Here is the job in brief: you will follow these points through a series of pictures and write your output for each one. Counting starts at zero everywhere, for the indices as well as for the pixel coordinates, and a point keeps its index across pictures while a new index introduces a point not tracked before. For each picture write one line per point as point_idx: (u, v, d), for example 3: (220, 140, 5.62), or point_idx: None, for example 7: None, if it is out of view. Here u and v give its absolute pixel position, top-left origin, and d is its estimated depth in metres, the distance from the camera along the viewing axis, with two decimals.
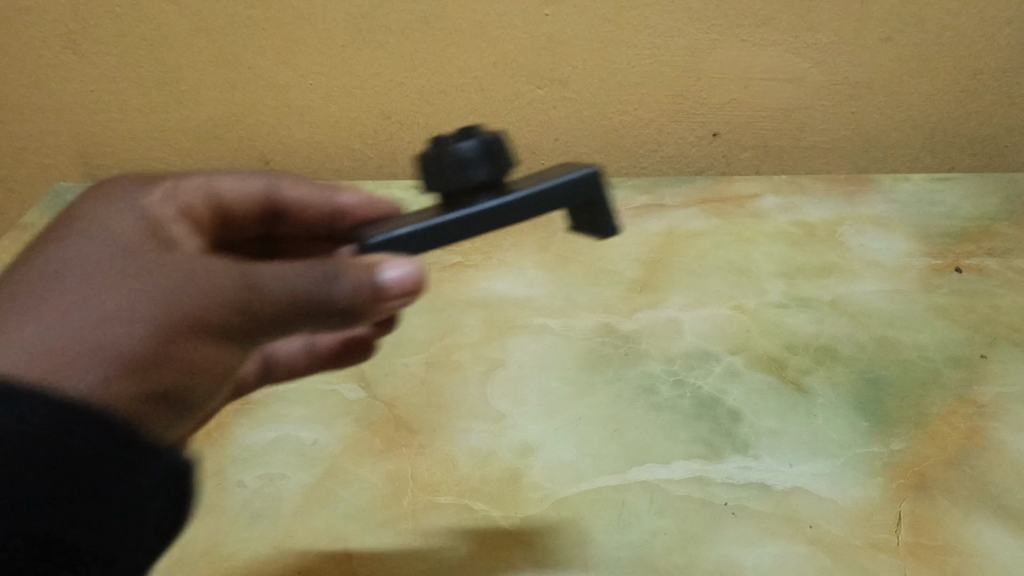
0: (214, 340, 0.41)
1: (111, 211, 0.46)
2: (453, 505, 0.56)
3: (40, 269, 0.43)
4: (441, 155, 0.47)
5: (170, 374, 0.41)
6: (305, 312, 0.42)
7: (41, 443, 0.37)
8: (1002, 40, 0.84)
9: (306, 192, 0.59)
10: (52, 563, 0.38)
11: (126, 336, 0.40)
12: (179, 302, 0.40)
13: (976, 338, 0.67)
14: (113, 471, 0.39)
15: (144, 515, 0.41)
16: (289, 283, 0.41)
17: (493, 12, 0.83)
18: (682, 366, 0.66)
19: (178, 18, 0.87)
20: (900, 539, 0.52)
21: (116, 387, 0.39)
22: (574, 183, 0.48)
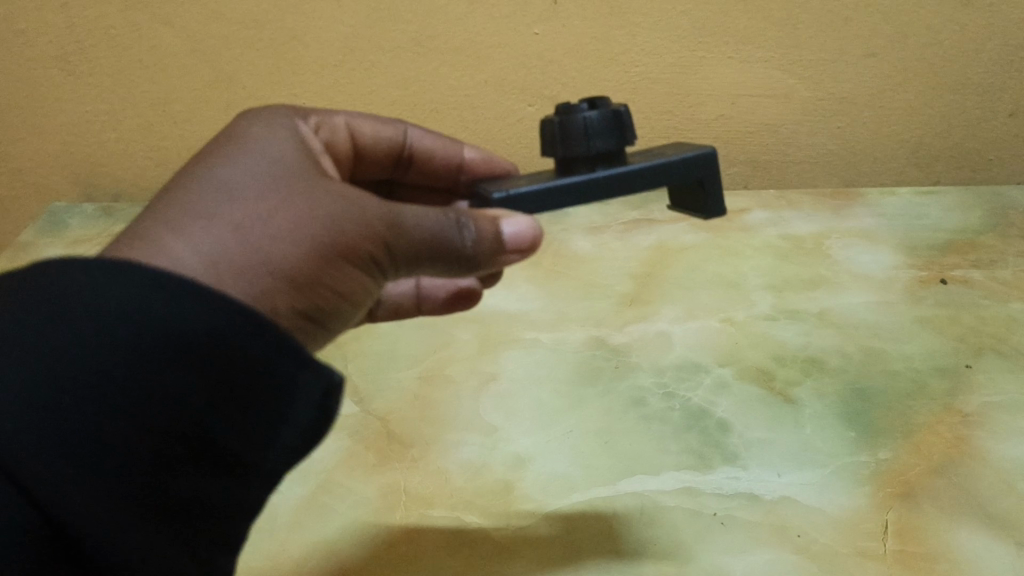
0: (361, 267, 0.40)
1: (268, 132, 0.44)
2: (448, 518, 0.56)
3: (196, 174, 0.40)
4: (567, 122, 0.47)
5: (321, 296, 0.39)
6: (434, 253, 0.42)
7: (212, 347, 0.33)
8: (985, 56, 0.85)
9: (436, 144, 0.62)
10: (169, 489, 0.32)
11: (294, 246, 0.38)
12: (344, 221, 0.39)
13: (962, 349, 0.68)
14: (260, 385, 0.34)
15: (279, 449, 0.35)
16: (426, 223, 0.42)
17: (484, 31, 0.85)
18: (672, 379, 0.67)
19: (173, 38, 0.88)
20: (887, 547, 0.52)
21: (277, 298, 0.37)
22: (685, 161, 0.49)
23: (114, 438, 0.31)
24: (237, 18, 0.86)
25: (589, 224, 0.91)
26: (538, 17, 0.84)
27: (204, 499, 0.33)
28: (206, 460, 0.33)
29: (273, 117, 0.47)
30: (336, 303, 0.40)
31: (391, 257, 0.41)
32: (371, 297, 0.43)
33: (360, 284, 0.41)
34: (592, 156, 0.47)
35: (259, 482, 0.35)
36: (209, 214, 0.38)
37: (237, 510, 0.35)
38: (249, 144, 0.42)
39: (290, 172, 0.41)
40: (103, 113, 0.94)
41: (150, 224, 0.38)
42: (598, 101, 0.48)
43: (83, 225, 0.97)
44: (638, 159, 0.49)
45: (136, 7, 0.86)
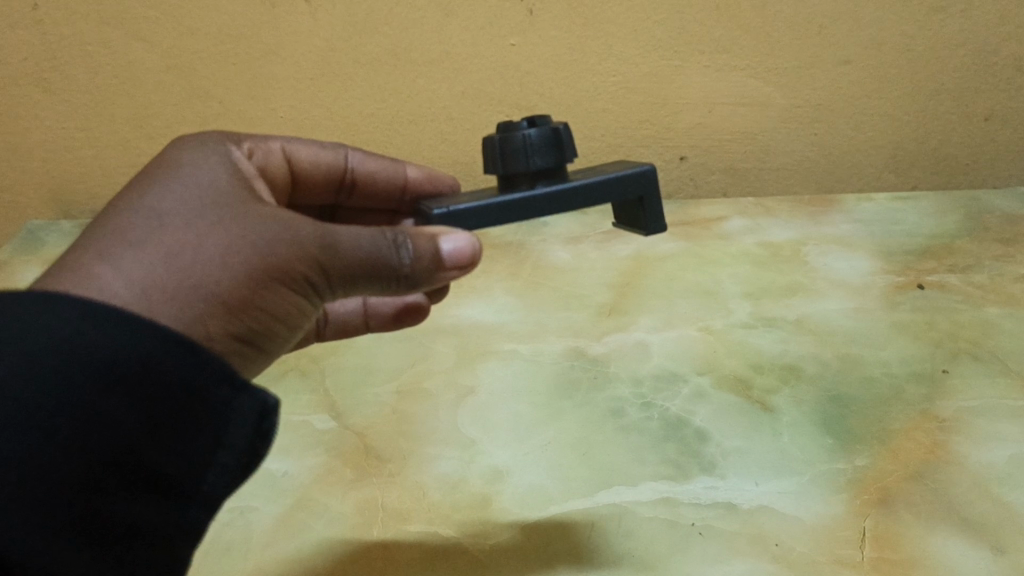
0: (295, 289, 0.42)
1: (199, 157, 0.45)
2: (426, 533, 0.56)
3: (125, 200, 0.41)
4: (507, 139, 0.49)
5: (255, 320, 0.41)
6: (370, 274, 0.44)
7: (143, 374, 0.35)
8: (958, 61, 0.86)
9: (379, 166, 0.63)
10: (107, 515, 0.33)
11: (226, 271, 0.39)
12: (277, 245, 0.41)
13: (938, 354, 0.68)
14: (193, 408, 0.36)
15: (214, 471, 0.37)
16: (363, 242, 0.43)
17: (460, 43, 0.85)
18: (649, 389, 0.67)
19: (148, 54, 0.88)
20: (865, 555, 0.52)
21: (209, 322, 0.39)
22: (625, 179, 0.50)
23: (50, 467, 0.32)
24: (213, 32, 0.86)
25: (568, 234, 0.91)
26: (514, 28, 0.84)
27: (143, 525, 0.34)
28: (141, 486, 0.35)
29: (204, 139, 0.48)
30: (271, 326, 0.42)
31: (327, 278, 0.43)
32: (308, 318, 0.45)
33: (295, 305, 0.43)
34: (531, 172, 0.49)
35: (196, 506, 0.36)
36: (139, 241, 0.39)
37: (176, 536, 0.36)
38: (181, 171, 0.43)
39: (221, 197, 0.42)
40: (78, 130, 0.93)
41: (80, 253, 0.39)
42: (537, 120, 0.50)
43: (59, 242, 0.96)
44: (577, 177, 0.51)
45: (110, 23, 0.86)
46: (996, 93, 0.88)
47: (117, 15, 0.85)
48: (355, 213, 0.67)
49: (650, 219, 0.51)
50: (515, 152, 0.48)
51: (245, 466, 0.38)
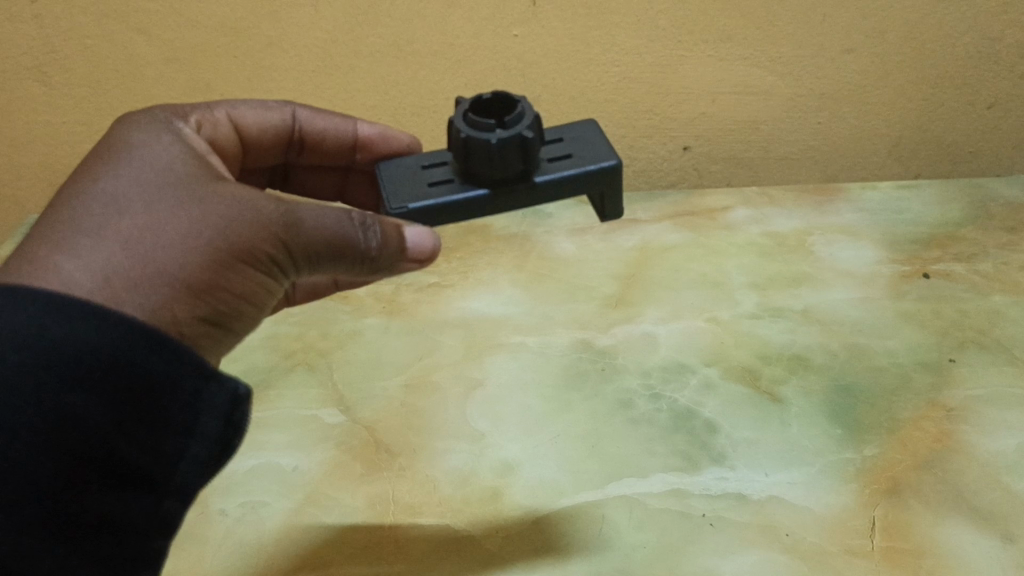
0: (261, 269, 0.43)
1: (155, 140, 0.46)
2: (438, 526, 0.57)
3: (85, 187, 0.43)
4: (472, 140, 0.46)
5: (222, 301, 0.42)
6: (334, 251, 0.45)
7: (109, 371, 0.37)
8: (962, 49, 0.83)
9: (328, 123, 0.62)
10: (78, 505, 0.37)
11: (189, 255, 0.41)
12: (240, 226, 0.42)
13: (945, 343, 0.68)
14: (161, 401, 0.38)
15: (187, 461, 0.40)
16: (328, 223, 0.44)
17: (463, 34, 0.81)
18: (658, 380, 0.67)
19: (130, 56, 0.84)
20: (875, 544, 0.53)
21: (175, 307, 0.40)
22: (586, 175, 0.49)
23: (22, 465, 0.36)
24: (199, 35, 0.82)
25: (573, 225, 0.88)
26: (516, 19, 0.79)
27: (115, 515, 0.38)
28: (111, 477, 0.38)
29: (154, 121, 0.49)
30: (238, 305, 0.43)
31: (291, 256, 0.44)
32: (274, 295, 0.46)
33: (261, 285, 0.44)
34: (496, 173, 0.47)
35: (168, 495, 0.40)
36: (100, 230, 0.41)
37: (152, 522, 0.39)
38: (139, 156, 0.45)
39: (180, 180, 0.44)
40: (79, 124, 0.90)
41: (44, 242, 0.41)
42: (505, 119, 0.46)
43: None
44: (542, 165, 0.50)
45: (111, 16, 0.80)
46: (1002, 82, 0.86)
47: (113, 7, 0.80)
48: (311, 168, 0.66)
49: (606, 208, 0.51)
50: (479, 156, 0.46)
51: (218, 457, 0.41)
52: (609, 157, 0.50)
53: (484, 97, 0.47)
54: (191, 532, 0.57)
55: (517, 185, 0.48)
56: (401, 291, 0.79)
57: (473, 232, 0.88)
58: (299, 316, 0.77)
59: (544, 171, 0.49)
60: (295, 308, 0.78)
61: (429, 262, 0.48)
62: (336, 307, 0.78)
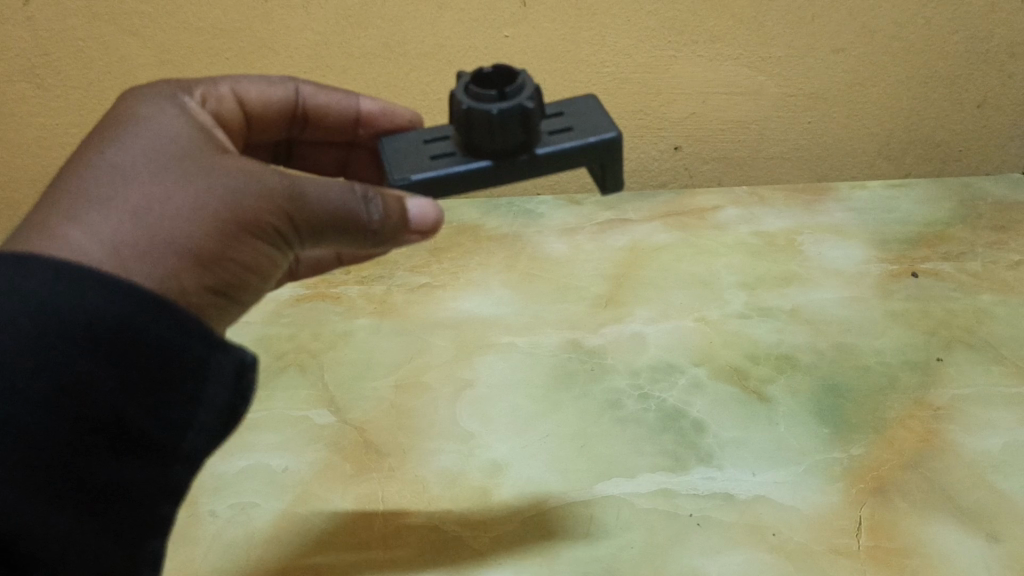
0: (264, 239, 0.44)
1: (162, 112, 0.46)
2: (428, 524, 0.57)
3: (92, 155, 0.43)
4: (472, 110, 0.46)
5: (226, 270, 0.43)
6: (337, 224, 0.45)
7: (121, 339, 0.37)
8: (952, 49, 0.83)
9: (332, 98, 0.61)
10: (92, 475, 0.37)
11: (195, 226, 0.41)
12: (244, 198, 0.42)
13: (933, 342, 0.68)
14: (169, 367, 0.39)
15: (195, 429, 0.40)
16: (330, 196, 0.44)
17: (454, 36, 0.81)
18: (647, 380, 0.67)
19: (121, 58, 0.83)
20: (860, 543, 0.54)
21: (179, 276, 0.41)
22: (586, 148, 0.48)
23: (38, 433, 0.35)
24: (190, 38, 0.81)
25: (564, 225, 0.88)
26: (506, 20, 0.80)
27: (126, 482, 0.38)
28: (121, 445, 0.38)
29: (158, 91, 0.48)
30: (241, 274, 0.44)
31: (295, 228, 0.44)
32: (278, 264, 0.47)
33: (265, 253, 0.44)
34: (496, 144, 0.47)
35: (177, 462, 0.40)
36: (107, 199, 0.41)
37: (159, 490, 0.39)
38: (145, 125, 0.44)
39: (186, 151, 0.43)
40: (71, 128, 0.90)
41: (51, 211, 0.41)
42: (506, 90, 0.46)
43: None
44: (542, 138, 0.49)
45: (102, 18, 0.80)
46: (991, 81, 0.86)
47: (106, 10, 0.79)
48: (313, 142, 0.65)
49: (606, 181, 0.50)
50: (479, 126, 0.46)
51: (223, 422, 0.42)
52: (608, 130, 0.49)
53: (485, 69, 0.46)
54: (181, 535, 0.58)
55: (519, 157, 0.47)
56: (393, 291, 0.79)
57: (464, 232, 0.88)
58: (290, 317, 0.77)
59: (544, 142, 0.48)
60: (287, 309, 0.78)
61: (431, 234, 0.47)
62: (328, 307, 0.78)
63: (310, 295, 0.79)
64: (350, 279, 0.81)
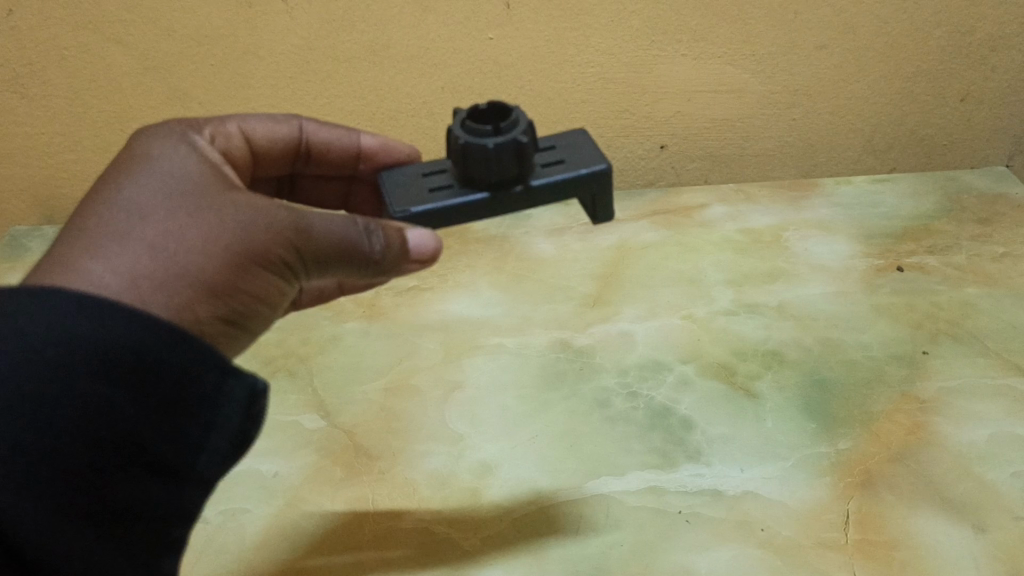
0: (273, 271, 0.44)
1: (171, 149, 0.46)
2: (418, 527, 0.58)
3: (108, 193, 0.43)
4: (469, 145, 0.46)
5: (238, 301, 0.43)
6: (341, 256, 0.45)
7: (134, 363, 0.37)
8: (934, 43, 0.84)
9: (333, 135, 0.60)
10: (107, 493, 0.37)
11: (208, 259, 0.41)
12: (254, 231, 0.43)
13: (918, 335, 0.69)
14: (186, 394, 0.38)
15: (207, 452, 0.40)
16: (334, 229, 0.45)
17: (438, 37, 0.81)
18: (634, 378, 0.67)
19: (106, 67, 0.83)
20: (848, 536, 0.54)
21: (194, 307, 0.41)
22: (578, 179, 0.49)
23: (56, 453, 0.35)
24: (175, 44, 0.81)
25: (551, 225, 0.87)
26: (490, 22, 0.80)
27: (137, 501, 0.38)
28: (137, 466, 0.37)
29: (170, 129, 0.49)
30: (252, 305, 0.44)
31: (302, 258, 0.45)
32: (287, 296, 0.47)
33: (274, 285, 0.45)
34: (492, 178, 0.47)
35: (190, 484, 0.40)
36: (124, 234, 0.41)
37: (171, 511, 0.39)
38: (155, 163, 0.45)
39: (196, 185, 0.44)
40: (57, 137, 0.89)
41: (68, 248, 0.41)
42: (501, 125, 0.47)
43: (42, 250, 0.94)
44: (536, 171, 0.49)
45: (86, 27, 0.80)
46: (973, 74, 0.87)
47: (90, 20, 0.79)
48: (315, 177, 0.64)
49: (598, 210, 0.51)
50: (476, 159, 0.46)
51: (237, 447, 0.41)
52: (599, 162, 0.50)
53: (479, 105, 0.47)
54: None
55: (514, 187, 0.48)
56: (381, 295, 0.79)
57: (451, 233, 0.87)
58: (279, 323, 0.77)
59: (537, 174, 0.49)
60: None
61: (429, 262, 0.48)
62: (316, 312, 0.78)
63: None
64: None
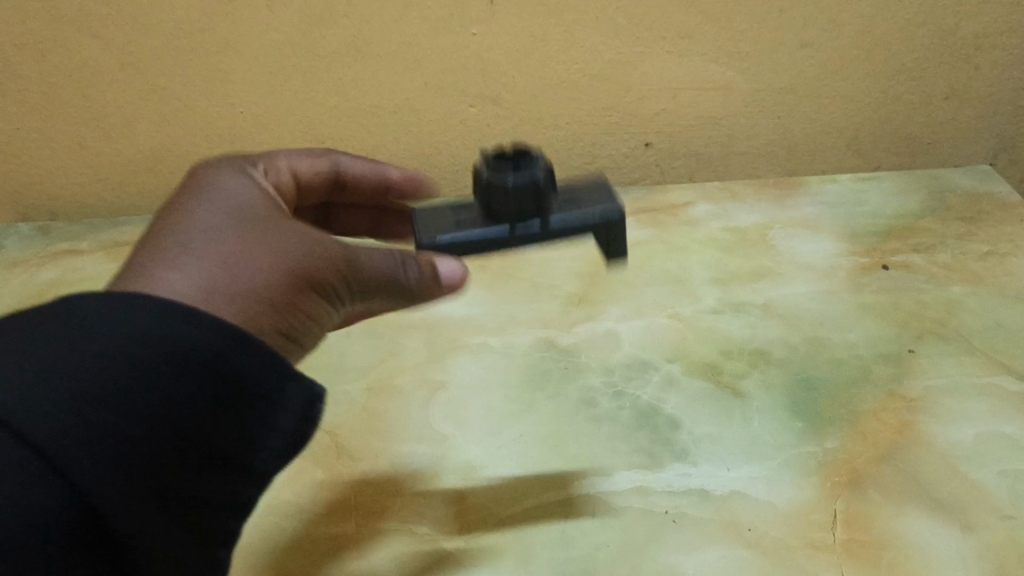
0: (325, 297, 0.43)
1: (233, 178, 0.46)
2: (401, 529, 0.57)
3: (169, 214, 0.42)
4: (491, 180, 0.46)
5: (295, 322, 0.42)
6: (384, 287, 0.46)
7: (207, 362, 0.36)
8: (918, 42, 0.84)
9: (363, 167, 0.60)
10: (178, 489, 0.35)
11: (274, 275, 0.40)
12: (315, 255, 0.42)
13: (904, 334, 0.68)
14: (249, 395, 0.37)
15: (265, 452, 0.38)
16: (380, 264, 0.45)
17: (422, 33, 0.80)
18: (621, 378, 0.67)
19: (82, 62, 0.81)
20: (837, 537, 0.54)
21: (259, 321, 0.40)
22: (590, 220, 0.49)
23: (138, 443, 0.33)
24: (154, 39, 0.80)
25: None
26: (474, 17, 0.79)
27: (203, 497, 0.36)
28: (203, 463, 0.36)
29: (223, 162, 0.48)
30: (305, 329, 0.43)
31: (350, 289, 0.45)
32: (326, 329, 0.46)
33: (322, 313, 0.44)
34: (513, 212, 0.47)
35: (247, 482, 0.38)
36: (192, 249, 0.40)
37: (232, 507, 0.37)
38: (214, 189, 0.44)
39: (257, 211, 0.43)
40: (32, 134, 0.87)
41: (134, 262, 0.39)
42: (523, 162, 0.47)
43: (16, 247, 0.91)
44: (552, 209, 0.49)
45: (63, 20, 0.78)
46: (957, 74, 0.87)
47: (66, 13, 0.78)
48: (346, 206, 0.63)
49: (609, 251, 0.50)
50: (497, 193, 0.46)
51: (293, 446, 0.40)
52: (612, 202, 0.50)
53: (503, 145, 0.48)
54: None
55: (533, 224, 0.48)
56: None
57: None
58: None
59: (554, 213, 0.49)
60: None
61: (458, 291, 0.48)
62: None
63: None
64: None
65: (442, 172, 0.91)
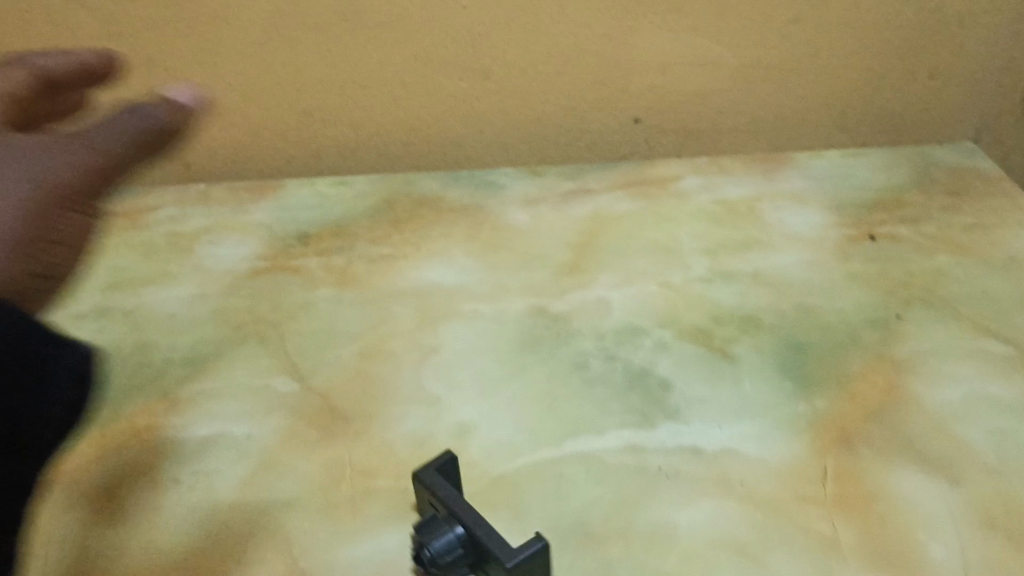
0: (77, 212, 0.46)
1: None
2: (395, 487, 0.57)
3: None
4: None
5: (58, 249, 0.45)
6: (146, 145, 0.51)
7: None
8: (902, 20, 0.85)
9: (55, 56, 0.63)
10: None
11: (14, 216, 0.43)
12: (46, 170, 0.45)
13: (892, 300, 0.69)
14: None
15: (52, 426, 0.40)
16: (113, 132, 0.50)
17: (412, 5, 0.80)
18: (612, 342, 0.67)
19: (69, 32, 0.81)
20: (826, 491, 0.54)
21: (16, 268, 0.42)
22: None
23: None
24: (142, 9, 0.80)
25: (525, 195, 0.87)
26: None
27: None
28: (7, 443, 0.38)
29: None
30: (67, 255, 0.45)
31: (106, 185, 0.48)
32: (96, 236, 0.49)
33: (87, 227, 0.47)
34: None
35: (25, 458, 0.40)
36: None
37: (13, 481, 0.40)
38: None
39: None
40: None
41: None
42: None
43: None
44: None
45: None
46: (941, 51, 0.88)
47: None
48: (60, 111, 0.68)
49: None
50: None
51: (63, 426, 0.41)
52: None
53: None
54: (144, 503, 0.57)
55: None
56: (353, 263, 0.78)
57: (425, 203, 0.86)
58: (251, 289, 0.75)
59: None
60: (246, 281, 0.76)
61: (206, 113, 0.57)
62: (288, 280, 0.77)
63: (270, 267, 0.78)
64: (309, 252, 0.80)
65: (431, 147, 0.91)
